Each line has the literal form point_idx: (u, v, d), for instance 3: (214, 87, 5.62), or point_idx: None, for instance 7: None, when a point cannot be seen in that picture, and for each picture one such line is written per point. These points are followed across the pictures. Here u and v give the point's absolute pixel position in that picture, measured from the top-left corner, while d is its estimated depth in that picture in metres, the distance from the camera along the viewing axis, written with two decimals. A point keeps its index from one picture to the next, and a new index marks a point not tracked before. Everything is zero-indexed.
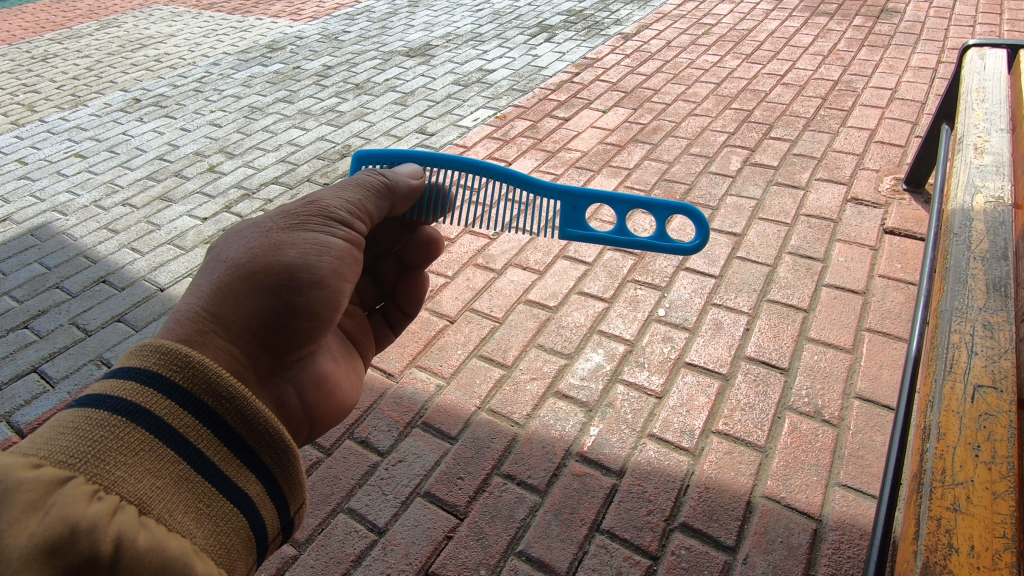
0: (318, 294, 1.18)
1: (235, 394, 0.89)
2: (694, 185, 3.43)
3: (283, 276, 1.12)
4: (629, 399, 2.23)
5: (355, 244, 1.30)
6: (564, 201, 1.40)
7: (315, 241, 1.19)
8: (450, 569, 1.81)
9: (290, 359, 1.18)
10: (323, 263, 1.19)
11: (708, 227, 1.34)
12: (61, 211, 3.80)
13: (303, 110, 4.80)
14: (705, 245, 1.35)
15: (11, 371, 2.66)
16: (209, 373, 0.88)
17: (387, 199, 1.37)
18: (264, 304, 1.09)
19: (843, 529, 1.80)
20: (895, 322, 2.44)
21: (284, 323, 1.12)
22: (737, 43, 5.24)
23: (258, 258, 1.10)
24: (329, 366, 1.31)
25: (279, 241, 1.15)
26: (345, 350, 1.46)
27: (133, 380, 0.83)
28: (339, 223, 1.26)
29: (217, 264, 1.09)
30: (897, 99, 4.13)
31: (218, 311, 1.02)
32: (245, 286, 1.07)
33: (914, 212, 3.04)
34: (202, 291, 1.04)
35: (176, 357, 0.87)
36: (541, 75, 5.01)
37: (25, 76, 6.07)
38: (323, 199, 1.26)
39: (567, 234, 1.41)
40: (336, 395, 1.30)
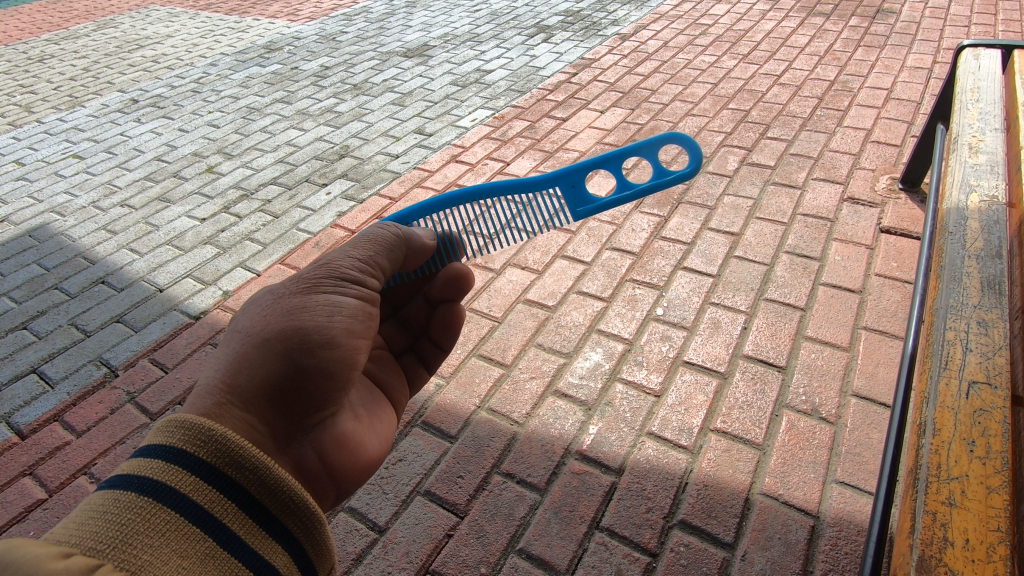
0: (330, 354, 1.17)
1: (258, 464, 0.90)
2: (692, 185, 3.45)
3: (295, 340, 1.11)
4: (628, 397, 2.24)
5: (368, 300, 1.28)
6: (561, 184, 1.44)
7: (327, 302, 1.19)
8: (450, 568, 1.81)
9: (309, 423, 1.17)
10: (334, 323, 1.18)
11: (697, 148, 1.39)
12: (60, 212, 3.80)
13: (302, 110, 4.80)
14: (699, 168, 1.40)
15: (11, 370, 2.67)
16: (232, 444, 0.90)
17: (398, 250, 1.36)
18: (279, 370, 1.09)
19: (840, 525, 1.81)
20: (891, 320, 2.46)
21: (299, 387, 1.12)
22: (734, 44, 5.26)
23: (271, 324, 1.11)
24: (351, 424, 1.29)
25: (291, 305, 1.15)
26: (369, 398, 1.44)
27: (159, 458, 0.85)
28: (350, 281, 1.25)
29: (234, 335, 1.11)
30: (893, 99, 4.15)
31: (234, 382, 1.04)
32: (260, 353, 1.08)
33: (910, 211, 3.06)
34: (220, 363, 1.07)
35: (199, 431, 0.89)
36: (538, 75, 5.03)
37: (22, 76, 6.06)
38: (334, 259, 1.25)
39: (577, 213, 1.45)
40: (361, 452, 1.27)
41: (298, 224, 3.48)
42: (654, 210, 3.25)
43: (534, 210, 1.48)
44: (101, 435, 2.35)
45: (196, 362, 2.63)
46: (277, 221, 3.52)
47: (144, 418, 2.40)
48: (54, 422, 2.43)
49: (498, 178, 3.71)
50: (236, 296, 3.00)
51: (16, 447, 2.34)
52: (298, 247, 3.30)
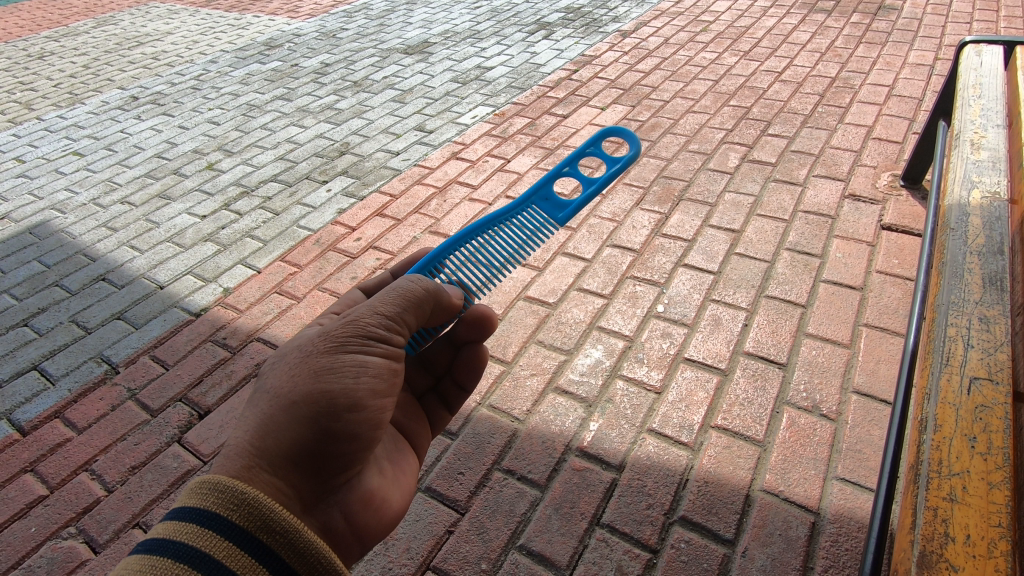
0: (356, 417, 1.15)
1: (288, 527, 0.90)
2: (692, 182, 3.44)
3: (321, 403, 1.10)
4: (629, 394, 2.24)
5: (394, 357, 1.25)
6: (536, 201, 1.65)
7: (354, 362, 1.16)
8: (451, 564, 1.81)
9: (336, 483, 1.16)
10: (360, 385, 1.16)
11: (634, 138, 1.54)
12: (61, 209, 3.80)
13: (302, 107, 4.80)
14: (638, 151, 1.54)
15: (12, 367, 2.67)
16: (263, 509, 0.90)
17: (426, 305, 1.32)
18: (306, 433, 1.08)
19: (841, 522, 1.82)
20: (892, 317, 2.46)
21: (325, 450, 1.11)
22: (735, 40, 5.25)
23: (298, 386, 1.10)
24: (376, 480, 1.28)
25: (318, 366, 1.13)
26: (394, 448, 1.42)
27: (193, 522, 0.86)
28: (376, 340, 1.21)
29: (262, 394, 1.11)
30: (895, 96, 4.14)
31: (262, 445, 1.03)
32: (288, 416, 1.07)
33: (912, 208, 3.05)
34: (249, 425, 1.06)
35: (233, 495, 0.90)
36: (539, 72, 5.02)
37: (23, 73, 6.07)
38: (359, 314, 1.21)
39: (562, 217, 1.62)
40: (386, 510, 1.25)
41: (298, 221, 3.48)
42: (655, 207, 3.24)
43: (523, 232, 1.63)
44: (101, 432, 2.35)
45: (196, 359, 2.63)
46: (277, 219, 3.52)
47: (145, 415, 2.41)
48: (55, 419, 2.44)
49: (499, 175, 3.70)
50: (237, 293, 3.00)
51: (17, 444, 2.35)
52: (298, 245, 3.29)
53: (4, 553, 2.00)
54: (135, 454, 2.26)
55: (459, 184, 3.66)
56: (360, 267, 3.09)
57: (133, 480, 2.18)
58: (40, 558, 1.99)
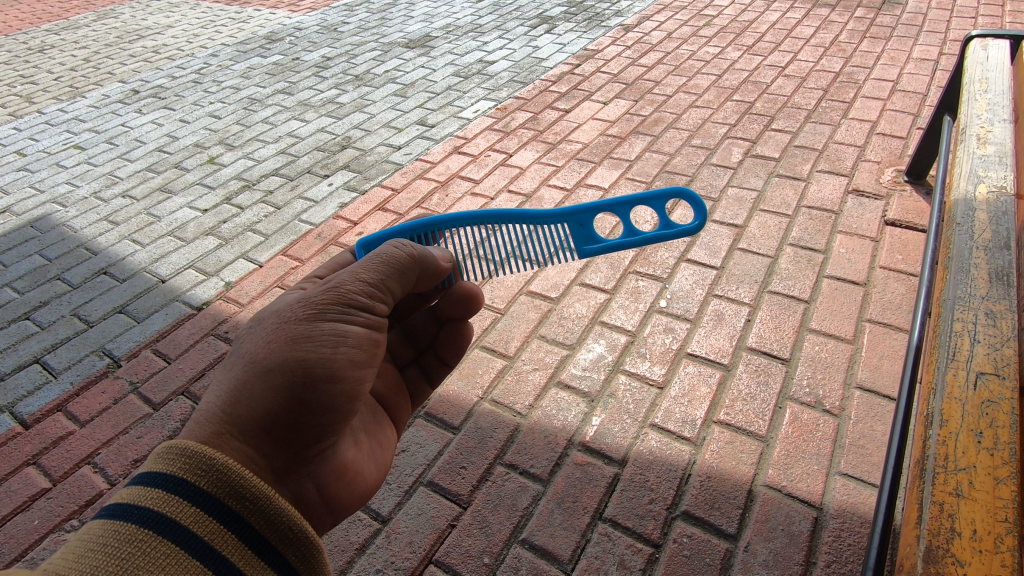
0: (332, 388, 1.14)
1: (259, 494, 0.90)
2: (695, 177, 3.43)
3: (298, 371, 1.09)
4: (631, 388, 2.24)
5: (375, 327, 1.25)
6: (569, 221, 1.47)
7: (333, 331, 1.15)
8: (453, 557, 1.81)
9: (310, 454, 1.15)
10: (338, 354, 1.15)
11: (705, 210, 1.42)
12: (62, 203, 3.80)
13: (303, 101, 4.78)
14: (703, 226, 1.42)
15: (14, 361, 2.67)
16: (233, 475, 0.90)
17: (411, 273, 1.31)
18: (280, 402, 1.07)
19: (843, 517, 1.81)
20: (896, 312, 2.45)
21: (300, 420, 1.10)
22: (738, 35, 5.22)
23: (274, 353, 1.08)
24: (352, 453, 1.27)
25: (295, 334, 1.12)
26: (371, 421, 1.42)
27: (158, 487, 0.85)
28: (357, 308, 1.20)
29: (237, 360, 1.09)
30: (899, 91, 4.12)
31: (233, 412, 1.02)
32: (262, 383, 1.06)
33: (916, 204, 3.04)
34: (221, 391, 1.05)
35: (201, 460, 0.89)
36: (541, 66, 4.99)
37: (22, 67, 6.04)
38: (340, 281, 1.20)
39: (585, 251, 1.48)
40: (360, 482, 1.25)
41: (300, 215, 3.47)
42: None
43: (540, 246, 1.50)
44: (104, 425, 2.35)
45: (198, 353, 2.63)
46: (279, 212, 3.51)
47: (147, 408, 2.40)
48: (58, 412, 2.44)
49: (501, 170, 3.69)
50: (238, 287, 2.99)
51: (20, 437, 2.35)
52: (300, 239, 3.29)
53: (7, 546, 2.00)
54: (137, 447, 2.26)
55: (462, 178, 3.65)
56: None
57: (136, 473, 2.18)
58: (43, 550, 1.98)
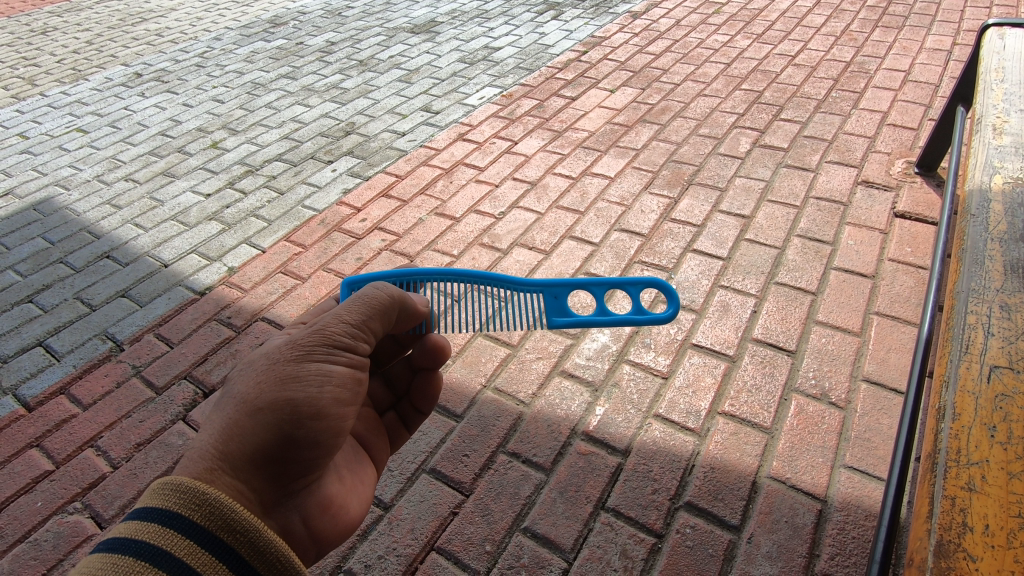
0: (320, 426, 1.12)
1: (250, 527, 0.89)
2: (703, 166, 3.39)
3: (286, 410, 1.07)
4: (636, 378, 2.23)
5: (359, 367, 1.22)
6: (546, 292, 1.50)
7: (319, 371, 1.13)
8: (455, 544, 1.81)
9: (296, 487, 1.14)
10: (325, 393, 1.12)
11: (678, 298, 1.44)
12: (64, 186, 3.78)
13: (307, 86, 4.74)
14: (676, 315, 1.44)
15: (17, 343, 2.67)
16: (225, 508, 0.89)
17: (392, 312, 1.29)
18: (270, 440, 1.05)
19: (848, 510, 1.80)
20: (904, 305, 2.42)
21: (287, 457, 1.08)
22: (748, 23, 5.15)
23: (264, 392, 1.06)
24: (335, 487, 1.26)
25: (284, 374, 1.09)
26: (353, 458, 1.39)
27: (154, 522, 0.85)
28: (342, 348, 1.18)
29: (227, 400, 1.08)
30: (911, 81, 4.06)
31: (225, 449, 1.00)
32: (252, 422, 1.04)
33: (926, 196, 3.00)
34: (212, 430, 1.03)
35: (194, 494, 0.89)
36: (548, 53, 4.93)
37: (25, 48, 6.01)
38: (326, 323, 1.18)
39: (555, 323, 1.49)
40: (344, 515, 1.24)
41: (303, 201, 3.45)
42: (664, 190, 3.22)
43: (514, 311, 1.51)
44: (107, 409, 2.35)
45: (201, 337, 2.62)
46: (282, 198, 3.49)
47: (150, 392, 2.40)
48: (61, 395, 2.43)
49: (506, 157, 3.66)
50: (241, 272, 2.98)
51: (22, 419, 2.35)
52: (303, 224, 3.27)
53: (11, 527, 2.01)
54: (140, 430, 2.26)
55: (466, 166, 3.62)
56: (364, 248, 3.06)
57: (138, 457, 2.18)
58: (46, 532, 1.99)
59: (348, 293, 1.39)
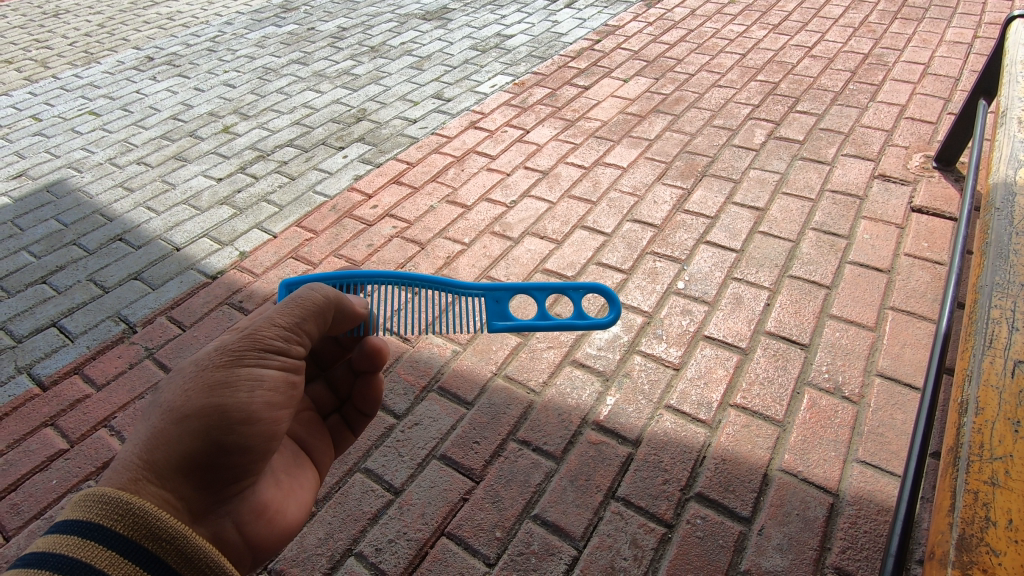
0: (249, 431, 1.11)
1: (176, 534, 0.90)
2: (717, 158, 3.36)
3: (213, 417, 1.06)
4: (647, 369, 2.22)
5: (292, 369, 1.22)
6: (486, 295, 1.44)
7: (250, 375, 1.12)
8: (465, 530, 1.81)
9: (228, 494, 1.13)
10: (254, 398, 1.12)
11: (619, 303, 1.42)
12: (77, 168, 3.79)
13: (318, 72, 4.72)
14: (618, 320, 1.43)
15: (32, 323, 2.69)
16: (149, 517, 0.89)
17: (327, 314, 1.28)
18: (198, 447, 1.04)
19: (860, 504, 1.79)
20: (920, 300, 2.40)
21: (216, 464, 1.08)
22: (765, 13, 5.08)
23: (192, 399, 1.05)
24: (271, 492, 1.24)
25: (210, 381, 1.08)
26: (292, 463, 1.38)
27: (74, 534, 0.84)
28: (274, 352, 1.17)
29: (153, 408, 1.06)
30: (931, 74, 3.99)
31: (150, 458, 0.99)
32: (179, 430, 1.03)
33: (944, 190, 2.96)
34: (137, 439, 1.02)
35: (117, 505, 0.88)
36: (560, 41, 4.88)
37: (38, 30, 6.01)
38: (255, 327, 1.17)
39: (494, 328, 1.44)
40: (280, 520, 1.23)
41: (315, 187, 3.45)
42: (678, 181, 3.19)
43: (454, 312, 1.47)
44: (120, 389, 2.37)
45: (213, 321, 2.63)
46: (293, 183, 3.49)
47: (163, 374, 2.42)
48: (74, 374, 2.45)
49: (518, 146, 3.63)
50: (252, 257, 2.98)
51: (37, 398, 2.37)
52: (314, 210, 3.26)
53: (26, 504, 2.03)
54: None
55: (478, 154, 3.60)
56: (376, 235, 3.05)
57: None
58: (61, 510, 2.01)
59: (285, 294, 1.39)
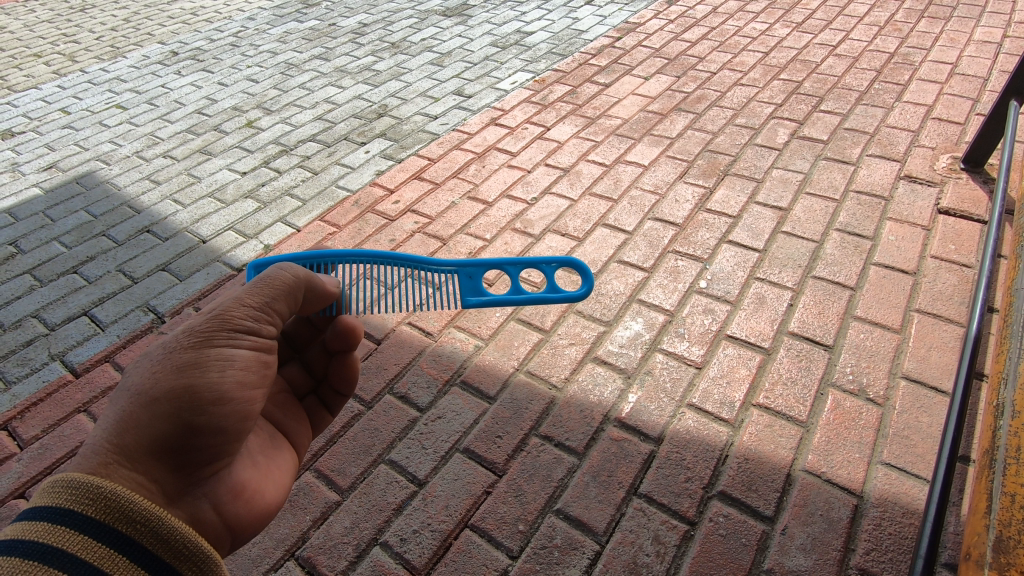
0: (221, 411, 1.14)
1: (149, 516, 0.93)
2: (739, 157, 3.34)
3: (183, 398, 1.08)
4: (669, 367, 2.23)
5: (264, 349, 1.24)
6: (458, 271, 1.49)
7: (219, 356, 1.15)
8: (489, 523, 1.84)
9: (203, 475, 1.15)
10: (225, 378, 1.14)
11: (591, 275, 1.50)
12: (105, 161, 3.87)
13: (339, 67, 4.76)
14: (589, 292, 1.50)
15: (64, 312, 2.76)
16: (120, 500, 0.92)
17: (298, 293, 1.30)
18: (168, 428, 1.06)
19: (885, 506, 1.79)
20: (946, 303, 2.38)
21: (188, 445, 1.10)
22: (788, 11, 5.03)
23: (161, 382, 1.07)
24: (247, 472, 1.27)
25: (179, 363, 1.10)
26: (269, 444, 1.40)
27: (43, 519, 0.86)
28: (244, 332, 1.19)
29: (122, 392, 1.08)
30: (959, 74, 3.94)
31: (121, 441, 1.01)
32: (150, 412, 1.05)
33: (972, 192, 2.93)
34: (106, 423, 1.04)
35: (87, 489, 0.91)
36: (581, 38, 4.87)
37: (65, 25, 6.11)
38: (224, 308, 1.18)
39: (467, 303, 1.49)
40: (258, 500, 1.26)
41: (337, 181, 3.49)
42: (699, 180, 3.18)
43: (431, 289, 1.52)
44: None
45: None
46: (316, 178, 3.53)
47: None
48: (105, 362, 2.51)
49: (538, 143, 3.64)
50: (277, 250, 3.02)
51: (70, 385, 2.43)
52: (337, 205, 3.30)
53: None
54: None
55: (498, 150, 3.61)
56: (398, 230, 3.08)
57: None
58: None
59: (253, 276, 1.41)
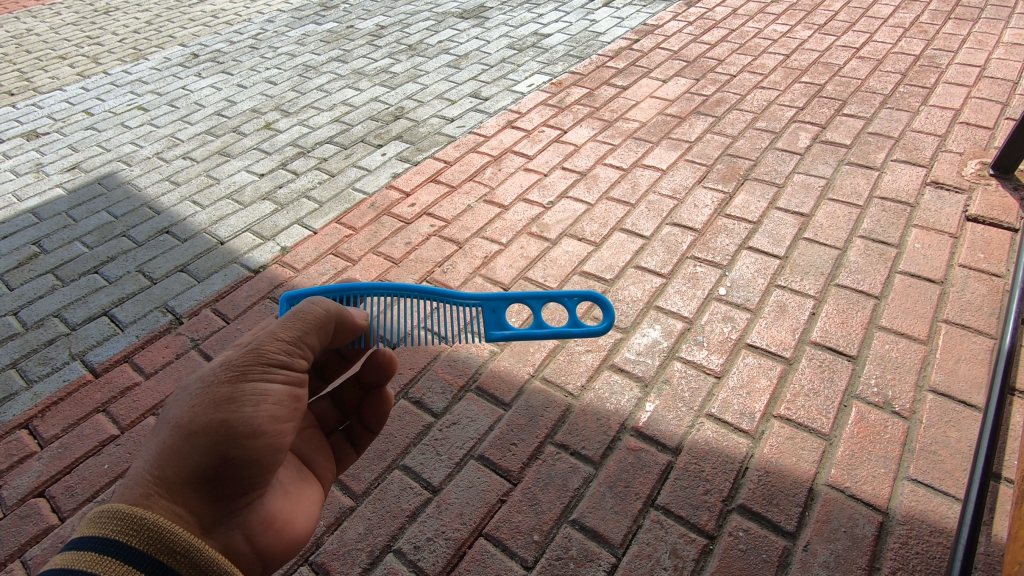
0: (256, 445, 1.12)
1: (189, 546, 0.94)
2: (760, 161, 3.29)
3: (220, 432, 1.06)
4: (687, 375, 2.19)
5: (296, 382, 1.22)
6: (483, 305, 1.46)
7: (254, 390, 1.13)
8: (503, 532, 1.82)
9: (237, 506, 1.14)
10: (261, 412, 1.12)
11: (613, 311, 1.44)
12: (126, 161, 3.92)
13: (357, 69, 4.77)
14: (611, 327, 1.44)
15: (85, 311, 2.79)
16: (164, 531, 0.93)
17: (329, 327, 1.30)
18: (207, 462, 1.05)
19: (912, 524, 1.74)
20: (975, 314, 2.31)
21: (224, 478, 1.09)
22: (810, 12, 4.95)
23: (199, 415, 1.06)
24: (279, 503, 1.26)
25: (217, 398, 1.08)
26: (298, 475, 1.39)
27: (91, 550, 0.87)
28: (277, 366, 1.18)
29: (162, 425, 1.07)
30: (987, 77, 3.84)
31: (162, 473, 1.01)
32: (189, 446, 1.04)
33: (1001, 199, 2.85)
34: (147, 456, 1.03)
35: (132, 521, 0.91)
36: (598, 41, 4.83)
37: (89, 27, 6.22)
38: (260, 342, 1.17)
39: (490, 337, 1.45)
40: (289, 531, 1.25)
41: (354, 184, 3.49)
42: (719, 185, 3.14)
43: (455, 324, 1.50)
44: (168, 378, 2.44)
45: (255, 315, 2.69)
46: (333, 180, 3.54)
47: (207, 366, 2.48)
48: (125, 362, 2.54)
49: (555, 146, 3.62)
50: (293, 252, 3.03)
51: (89, 385, 2.45)
52: (354, 207, 3.30)
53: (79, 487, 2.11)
54: None
55: (515, 154, 3.59)
56: (414, 233, 3.07)
57: None
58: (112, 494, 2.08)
59: (285, 307, 1.41)
